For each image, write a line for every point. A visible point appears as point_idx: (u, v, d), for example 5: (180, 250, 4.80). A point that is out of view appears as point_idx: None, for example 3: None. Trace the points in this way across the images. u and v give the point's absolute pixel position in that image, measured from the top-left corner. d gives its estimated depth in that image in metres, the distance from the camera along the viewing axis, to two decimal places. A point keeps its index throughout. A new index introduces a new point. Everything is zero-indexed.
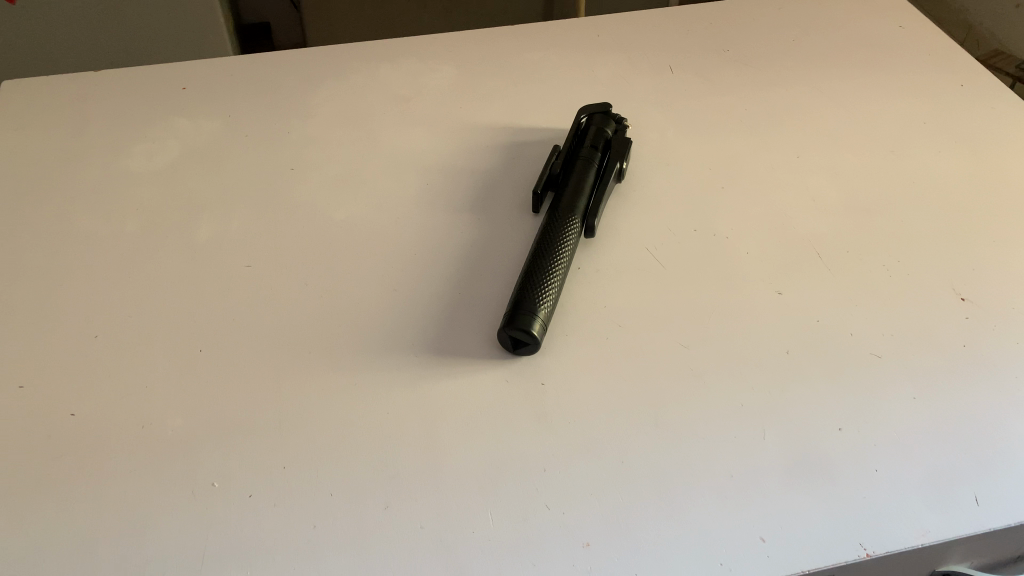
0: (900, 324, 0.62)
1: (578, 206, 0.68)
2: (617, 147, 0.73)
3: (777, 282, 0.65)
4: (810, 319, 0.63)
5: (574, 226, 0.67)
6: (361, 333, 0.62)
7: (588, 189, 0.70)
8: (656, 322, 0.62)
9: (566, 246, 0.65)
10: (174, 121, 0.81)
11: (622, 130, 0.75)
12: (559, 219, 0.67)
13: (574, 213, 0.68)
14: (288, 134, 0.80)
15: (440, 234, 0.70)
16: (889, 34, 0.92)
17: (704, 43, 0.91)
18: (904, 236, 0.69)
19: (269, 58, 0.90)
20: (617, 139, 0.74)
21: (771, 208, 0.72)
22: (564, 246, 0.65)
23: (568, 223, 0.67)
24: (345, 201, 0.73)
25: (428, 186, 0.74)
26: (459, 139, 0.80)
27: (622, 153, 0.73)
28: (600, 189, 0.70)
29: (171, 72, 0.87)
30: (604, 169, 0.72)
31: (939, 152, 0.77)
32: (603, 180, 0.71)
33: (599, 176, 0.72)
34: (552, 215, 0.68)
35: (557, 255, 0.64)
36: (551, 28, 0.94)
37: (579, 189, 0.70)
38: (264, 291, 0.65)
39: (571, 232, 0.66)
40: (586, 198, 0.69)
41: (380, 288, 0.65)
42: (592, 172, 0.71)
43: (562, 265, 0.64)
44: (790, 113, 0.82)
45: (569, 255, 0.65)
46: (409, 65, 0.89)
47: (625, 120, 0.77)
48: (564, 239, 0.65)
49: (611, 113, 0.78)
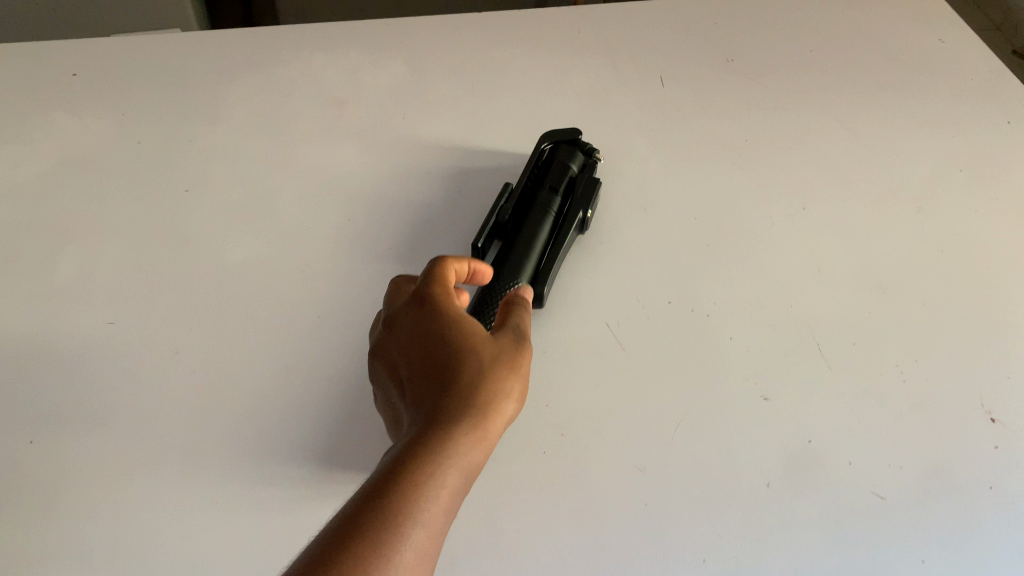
0: (913, 452, 0.50)
1: (524, 269, 0.56)
2: (582, 189, 0.60)
3: (764, 382, 0.53)
4: (800, 439, 0.50)
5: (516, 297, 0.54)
6: (237, 428, 0.50)
7: (539, 247, 0.57)
8: (607, 435, 0.50)
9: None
10: (53, 117, 0.67)
11: (591, 165, 0.62)
12: (498, 287, 0.54)
13: (517, 280, 0.55)
14: (190, 141, 0.66)
15: (357, 292, 0.57)
16: (926, 48, 0.77)
17: (704, 49, 0.77)
18: (926, 324, 0.56)
19: (184, 38, 0.75)
20: (583, 179, 0.61)
21: (766, 277, 0.59)
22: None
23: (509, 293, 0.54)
24: (248, 237, 0.60)
25: (350, 222, 0.61)
26: (398, 159, 0.66)
27: (588, 197, 0.59)
28: (555, 244, 0.57)
29: (61, 53, 0.72)
30: (564, 217, 0.59)
31: (977, 213, 0.63)
32: (561, 233, 0.58)
33: (557, 227, 0.59)
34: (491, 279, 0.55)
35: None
36: (526, 19, 0.79)
37: (528, 246, 0.57)
38: (124, 365, 0.53)
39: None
40: (535, 258, 0.56)
41: (269, 366, 0.53)
42: (548, 223, 0.58)
43: None
44: (799, 147, 0.68)
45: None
46: (351, 58, 0.74)
47: (598, 152, 0.63)
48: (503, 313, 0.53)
49: (581, 142, 0.64)
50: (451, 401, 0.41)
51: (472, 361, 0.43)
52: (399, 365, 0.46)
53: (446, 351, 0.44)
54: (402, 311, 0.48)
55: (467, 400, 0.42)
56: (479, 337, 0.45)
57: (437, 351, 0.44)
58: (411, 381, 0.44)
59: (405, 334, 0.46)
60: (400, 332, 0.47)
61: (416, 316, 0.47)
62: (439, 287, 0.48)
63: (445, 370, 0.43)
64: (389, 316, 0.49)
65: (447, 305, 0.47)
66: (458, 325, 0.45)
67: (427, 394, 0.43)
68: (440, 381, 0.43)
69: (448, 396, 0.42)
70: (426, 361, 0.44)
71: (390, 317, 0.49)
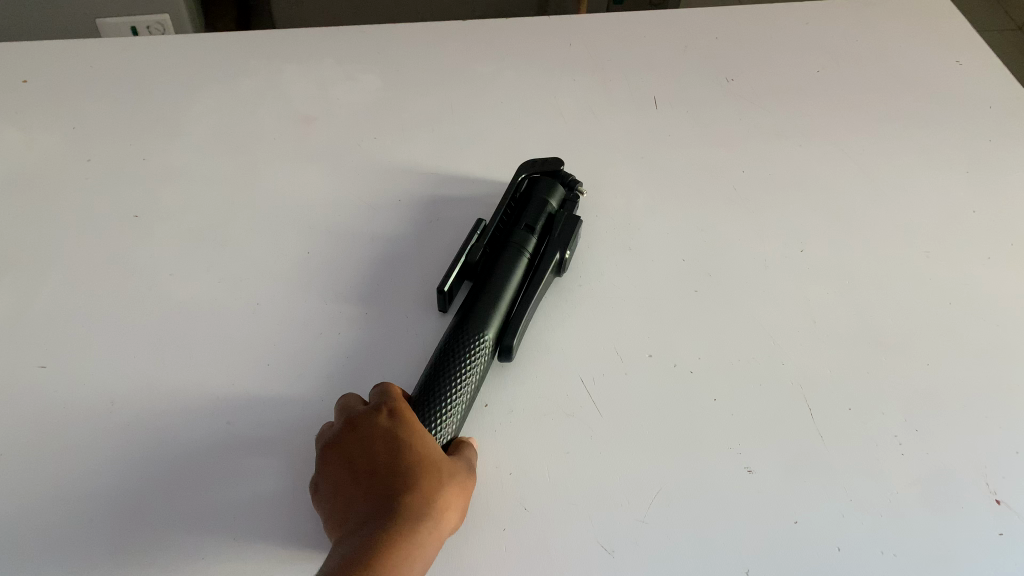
0: (909, 540, 0.45)
1: (494, 314, 0.51)
2: (561, 228, 0.55)
3: (748, 452, 0.48)
4: (786, 521, 0.46)
5: (484, 346, 0.49)
6: (168, 484, 0.46)
7: (511, 290, 0.52)
8: (573, 510, 0.46)
9: (468, 380, 0.47)
10: (2, 131, 0.63)
11: (572, 200, 0.58)
12: (464, 330, 0.49)
13: (485, 326, 0.50)
14: (144, 161, 0.62)
15: (311, 334, 0.53)
16: (942, 71, 0.72)
17: (702, 68, 0.72)
18: (929, 389, 0.51)
19: (150, 46, 0.71)
20: (563, 217, 0.56)
21: (755, 326, 0.54)
22: (464, 381, 0.47)
23: (476, 341, 0.49)
24: (197, 270, 0.56)
25: (309, 256, 0.57)
26: (365, 185, 0.61)
27: (567, 237, 0.55)
28: (530, 287, 0.53)
29: (17, 59, 0.69)
30: (540, 258, 0.55)
31: (990, 261, 0.58)
32: (537, 275, 0.53)
33: (532, 268, 0.54)
34: (457, 325, 0.50)
35: (450, 395, 0.47)
36: (514, 29, 0.74)
37: (500, 288, 0.52)
38: (51, 409, 0.48)
39: (478, 354, 0.48)
40: (507, 302, 0.52)
41: (209, 415, 0.49)
42: (522, 264, 0.54)
43: (458, 407, 0.47)
44: (798, 179, 0.63)
45: (471, 391, 0.48)
46: (324, 70, 0.70)
47: (581, 188, 0.59)
48: (468, 363, 0.48)
49: (561, 174, 0.60)
50: (395, 542, 0.40)
51: (429, 487, 0.42)
52: (346, 472, 0.43)
53: (405, 474, 0.42)
54: (362, 414, 0.45)
55: (418, 533, 0.40)
56: (438, 459, 0.44)
57: (394, 482, 0.42)
58: (356, 503, 0.42)
59: (362, 441, 0.44)
60: (356, 442, 0.44)
61: (380, 429, 0.44)
62: (405, 409, 0.45)
63: (399, 497, 0.41)
64: (346, 416, 0.46)
65: (413, 420, 0.45)
66: (422, 445, 0.44)
67: (368, 529, 0.40)
68: (387, 517, 0.41)
69: (398, 525, 0.40)
70: (381, 481, 0.42)
71: (347, 420, 0.46)
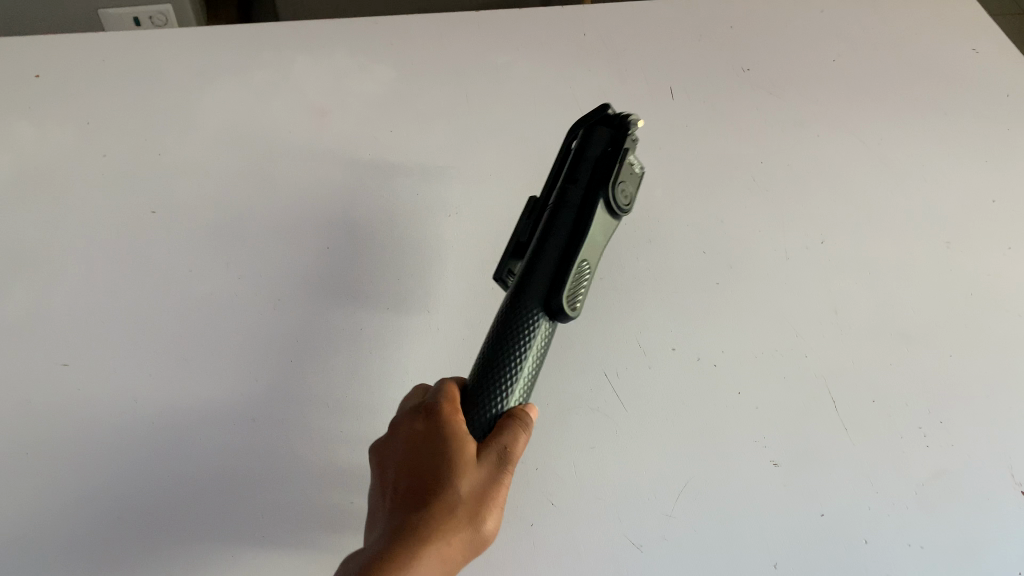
0: (935, 531, 0.45)
1: (538, 280, 0.43)
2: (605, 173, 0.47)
3: (775, 444, 0.48)
4: (812, 513, 0.46)
5: (532, 320, 0.42)
6: (195, 484, 0.46)
7: (557, 248, 0.45)
8: (601, 505, 0.46)
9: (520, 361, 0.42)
10: (17, 125, 0.63)
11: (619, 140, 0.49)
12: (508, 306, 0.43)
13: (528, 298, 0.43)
14: (159, 154, 0.62)
15: (332, 329, 0.52)
16: (958, 58, 0.71)
17: (717, 57, 0.71)
18: (954, 381, 0.51)
19: (161, 37, 0.71)
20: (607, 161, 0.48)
21: (778, 319, 0.54)
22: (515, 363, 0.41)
23: (523, 317, 0.42)
24: (216, 266, 0.55)
25: (328, 251, 0.56)
26: (383, 178, 0.61)
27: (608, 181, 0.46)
28: (576, 240, 0.45)
29: (28, 52, 0.68)
30: (587, 208, 0.46)
31: (1011, 251, 0.58)
32: (580, 228, 0.45)
33: (579, 219, 0.46)
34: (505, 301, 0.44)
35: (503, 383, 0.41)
36: (527, 18, 0.74)
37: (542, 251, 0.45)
38: (74, 406, 0.48)
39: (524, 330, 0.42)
40: (554, 262, 0.44)
41: (233, 413, 0.49)
42: (566, 220, 0.46)
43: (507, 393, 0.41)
44: (817, 168, 0.63)
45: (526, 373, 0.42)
46: (337, 61, 0.69)
47: (636, 117, 0.49)
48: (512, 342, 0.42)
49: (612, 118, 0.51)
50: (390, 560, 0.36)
51: (448, 505, 0.38)
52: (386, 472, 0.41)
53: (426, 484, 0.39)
54: (408, 412, 0.42)
55: (418, 552, 0.37)
56: (466, 469, 0.39)
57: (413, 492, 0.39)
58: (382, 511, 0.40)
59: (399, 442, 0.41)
60: (396, 443, 0.41)
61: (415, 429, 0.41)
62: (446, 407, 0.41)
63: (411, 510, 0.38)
64: (400, 412, 0.43)
65: (450, 418, 0.40)
66: (451, 448, 0.39)
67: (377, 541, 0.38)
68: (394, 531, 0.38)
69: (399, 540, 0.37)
70: (406, 490, 0.39)
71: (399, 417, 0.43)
